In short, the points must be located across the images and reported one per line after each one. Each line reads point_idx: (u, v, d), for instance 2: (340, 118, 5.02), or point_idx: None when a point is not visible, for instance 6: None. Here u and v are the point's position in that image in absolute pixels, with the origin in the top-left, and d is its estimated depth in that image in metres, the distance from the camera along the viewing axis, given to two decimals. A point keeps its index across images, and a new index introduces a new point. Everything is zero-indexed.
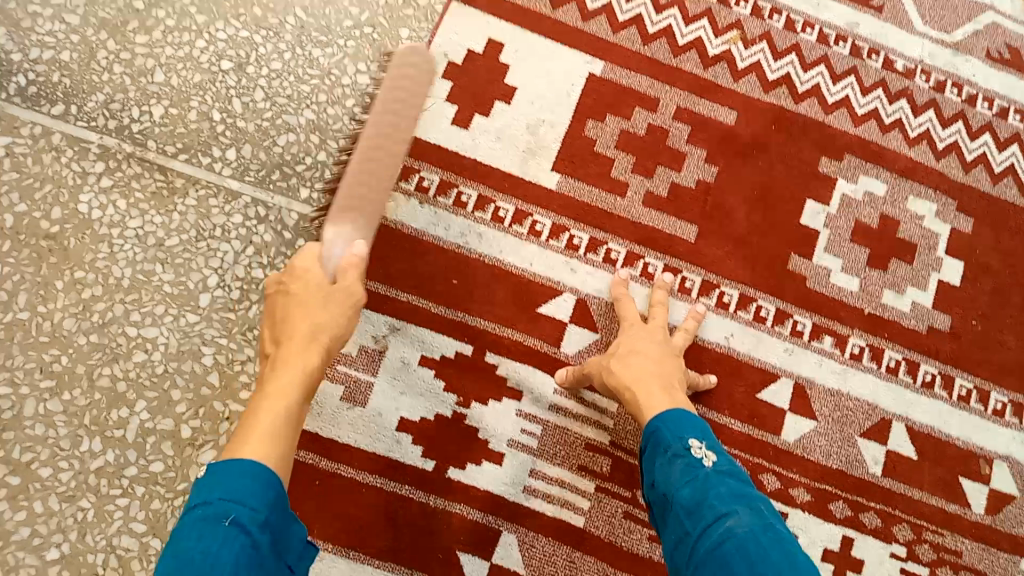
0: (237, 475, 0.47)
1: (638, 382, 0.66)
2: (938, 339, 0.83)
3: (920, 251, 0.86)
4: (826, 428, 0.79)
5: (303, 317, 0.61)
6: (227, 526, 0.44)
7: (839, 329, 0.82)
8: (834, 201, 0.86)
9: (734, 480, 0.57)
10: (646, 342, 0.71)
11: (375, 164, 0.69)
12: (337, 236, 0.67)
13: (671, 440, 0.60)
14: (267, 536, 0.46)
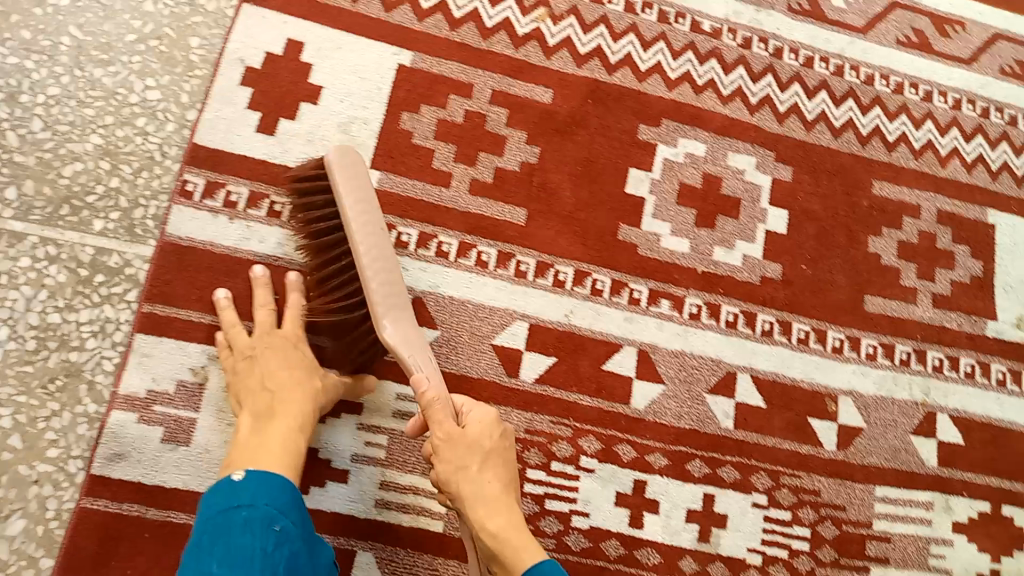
0: (275, 491, 0.56)
1: (511, 535, 0.61)
2: (771, 287, 0.85)
3: (745, 206, 0.88)
4: (673, 390, 0.80)
5: (286, 374, 0.66)
6: (276, 531, 0.53)
7: (675, 291, 0.83)
8: (658, 167, 0.87)
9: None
10: (493, 463, 0.64)
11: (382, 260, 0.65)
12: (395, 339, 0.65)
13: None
14: (302, 546, 0.55)
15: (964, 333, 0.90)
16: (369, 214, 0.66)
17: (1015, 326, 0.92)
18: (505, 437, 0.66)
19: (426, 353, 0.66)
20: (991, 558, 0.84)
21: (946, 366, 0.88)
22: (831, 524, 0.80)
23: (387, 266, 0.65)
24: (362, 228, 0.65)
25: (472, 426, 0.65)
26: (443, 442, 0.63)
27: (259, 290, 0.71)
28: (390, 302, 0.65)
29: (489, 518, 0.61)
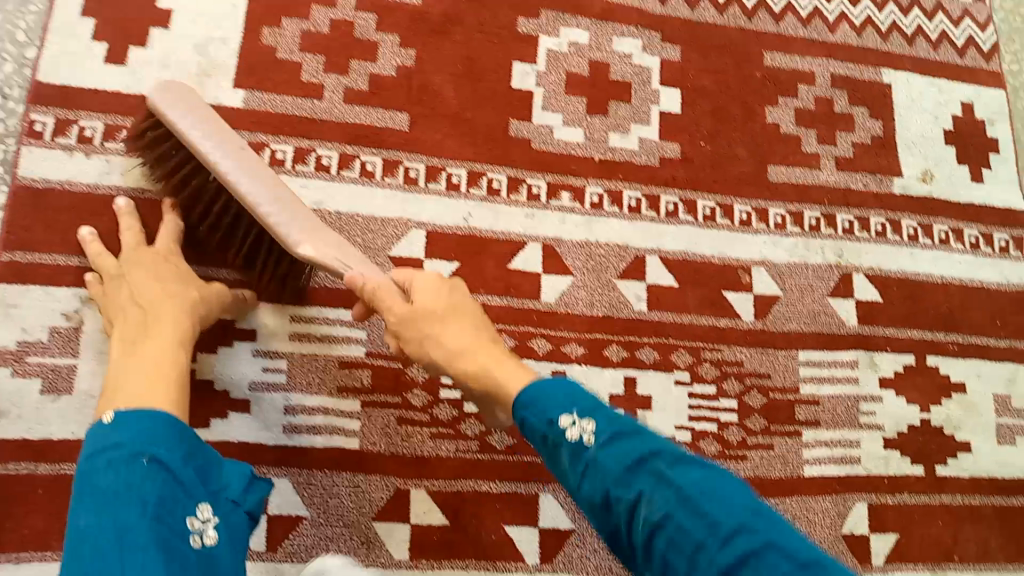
0: (147, 424, 0.50)
1: (489, 366, 0.55)
2: (670, 168, 0.84)
3: (636, 89, 0.86)
4: (582, 280, 0.79)
5: (158, 289, 0.61)
6: (147, 462, 0.48)
7: (574, 182, 0.81)
8: (542, 59, 0.84)
9: (625, 438, 0.45)
10: (453, 317, 0.57)
11: (255, 174, 0.57)
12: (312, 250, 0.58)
13: (544, 426, 0.48)
14: (189, 471, 0.49)
15: (871, 193, 0.89)
16: (222, 135, 0.58)
17: (921, 180, 0.92)
18: (456, 290, 0.59)
19: (352, 251, 0.59)
20: (920, 410, 0.84)
21: (856, 227, 0.88)
22: (757, 393, 0.80)
23: (268, 177, 0.58)
24: (218, 152, 0.57)
25: (416, 293, 0.58)
26: (398, 323, 0.57)
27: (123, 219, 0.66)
28: (284, 212, 0.57)
29: (469, 368, 0.56)
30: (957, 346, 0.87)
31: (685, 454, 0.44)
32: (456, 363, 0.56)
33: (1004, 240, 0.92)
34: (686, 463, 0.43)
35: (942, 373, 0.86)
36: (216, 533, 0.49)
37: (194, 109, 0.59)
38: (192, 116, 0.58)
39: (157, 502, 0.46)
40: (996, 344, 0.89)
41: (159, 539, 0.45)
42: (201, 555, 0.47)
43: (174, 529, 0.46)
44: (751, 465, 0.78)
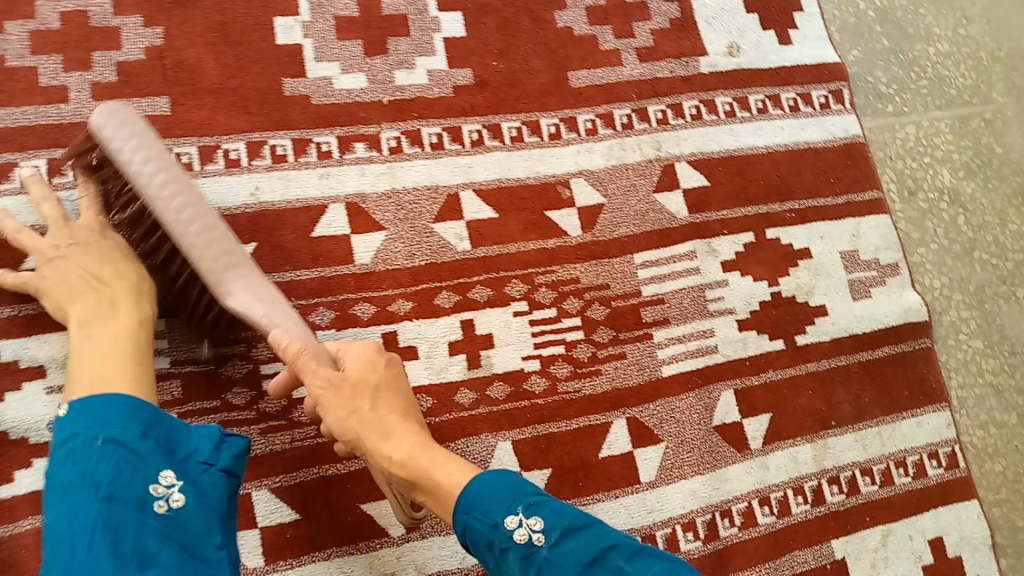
0: (106, 407, 0.53)
1: (417, 455, 0.56)
2: (466, 95, 0.80)
3: (413, 20, 0.81)
4: (397, 231, 0.76)
5: (100, 270, 0.60)
6: (100, 445, 0.51)
7: (366, 131, 0.77)
8: (305, 8, 0.78)
9: (574, 534, 0.49)
10: (384, 396, 0.59)
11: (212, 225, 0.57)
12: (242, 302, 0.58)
13: (489, 531, 0.51)
14: (147, 444, 0.52)
15: (678, 78, 0.86)
16: (166, 175, 0.56)
17: (728, 55, 0.89)
18: (392, 367, 0.61)
19: (281, 303, 0.60)
20: (770, 284, 0.83)
21: (670, 116, 0.85)
22: (599, 306, 0.79)
23: (207, 222, 0.57)
24: (171, 196, 0.55)
25: (351, 365, 0.59)
26: (323, 390, 0.57)
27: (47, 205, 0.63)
28: (224, 266, 0.58)
29: (394, 454, 0.56)
30: (795, 213, 0.86)
31: (642, 547, 0.48)
32: (382, 440, 0.57)
33: (823, 95, 0.90)
34: (644, 556, 0.47)
35: (785, 243, 0.84)
36: (183, 496, 0.51)
37: (143, 137, 0.56)
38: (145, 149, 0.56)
39: (111, 481, 0.49)
40: (832, 203, 0.87)
41: (107, 516, 0.48)
42: (165, 520, 0.49)
43: (127, 501, 0.49)
44: (606, 378, 0.77)
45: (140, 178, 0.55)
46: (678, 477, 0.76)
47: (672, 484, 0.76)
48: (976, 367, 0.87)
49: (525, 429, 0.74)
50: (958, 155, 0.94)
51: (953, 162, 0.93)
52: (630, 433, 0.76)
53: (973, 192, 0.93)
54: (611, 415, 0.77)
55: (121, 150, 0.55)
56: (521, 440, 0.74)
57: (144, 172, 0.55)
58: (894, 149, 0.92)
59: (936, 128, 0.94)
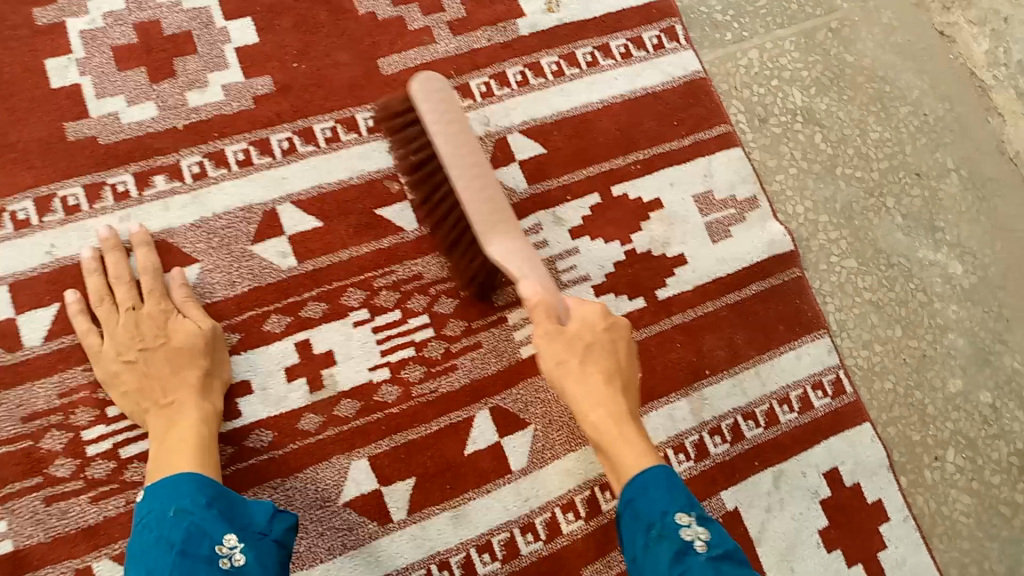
0: (171, 486, 0.57)
1: (618, 430, 0.57)
2: (269, 104, 0.76)
3: (199, 35, 0.77)
4: (214, 260, 0.72)
5: (161, 364, 0.65)
6: (173, 513, 0.55)
7: (165, 162, 0.73)
8: (78, 45, 0.75)
9: (732, 562, 0.51)
10: (597, 360, 0.60)
11: (484, 183, 0.60)
12: (502, 252, 0.59)
13: (653, 515, 0.53)
14: (212, 510, 0.55)
15: (496, 45, 0.83)
16: (468, 148, 0.60)
17: (546, 11, 0.85)
18: (612, 331, 0.62)
19: (535, 259, 0.61)
20: (623, 244, 0.80)
21: (494, 87, 0.81)
22: (447, 299, 0.75)
23: (485, 179, 0.60)
24: (453, 149, 0.59)
25: (574, 321, 0.60)
26: (543, 339, 0.59)
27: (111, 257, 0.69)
28: (491, 222, 0.59)
29: (592, 416, 0.59)
30: (641, 165, 0.82)
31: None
32: (587, 406, 0.58)
33: (654, 37, 0.86)
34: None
35: (634, 198, 0.81)
36: (245, 556, 0.53)
37: (448, 108, 0.60)
38: (447, 116, 0.60)
39: (183, 542, 0.52)
40: (680, 147, 0.83)
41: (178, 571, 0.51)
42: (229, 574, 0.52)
43: (200, 560, 0.51)
44: (464, 372, 0.73)
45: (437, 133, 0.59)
46: (551, 458, 0.73)
47: (545, 466, 0.73)
48: (853, 286, 0.83)
49: (381, 441, 0.70)
50: (807, 72, 0.90)
51: (803, 79, 0.90)
52: (496, 423, 0.73)
53: (828, 107, 0.89)
54: (473, 408, 0.73)
55: (431, 112, 0.60)
56: (379, 454, 0.70)
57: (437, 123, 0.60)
58: (738, 78, 0.88)
59: (780, 48, 0.90)
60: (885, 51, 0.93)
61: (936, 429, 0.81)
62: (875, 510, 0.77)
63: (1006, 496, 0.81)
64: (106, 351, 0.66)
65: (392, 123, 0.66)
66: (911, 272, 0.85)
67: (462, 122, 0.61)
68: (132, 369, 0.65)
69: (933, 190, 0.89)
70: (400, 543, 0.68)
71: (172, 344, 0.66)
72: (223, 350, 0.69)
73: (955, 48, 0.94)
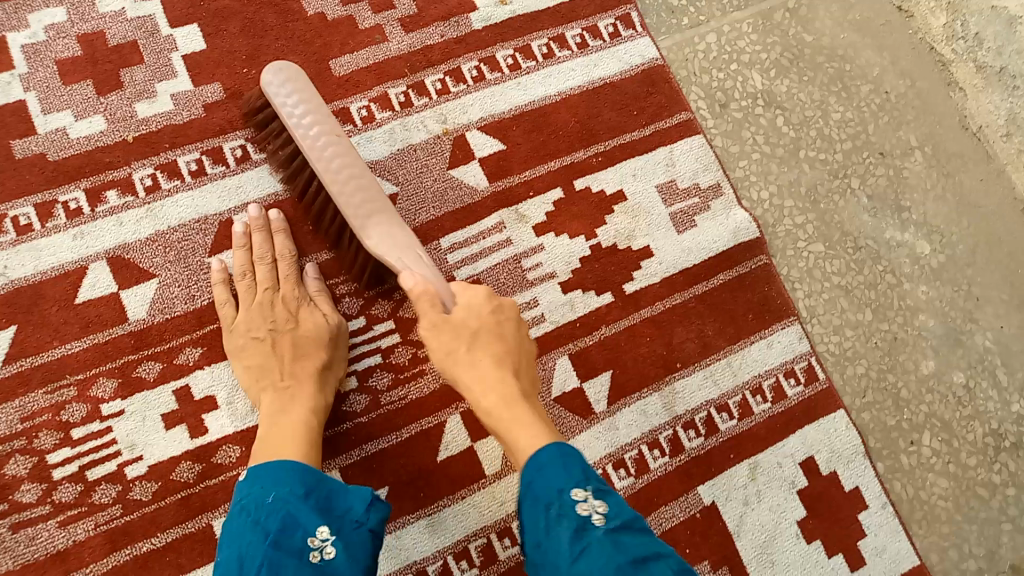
0: (272, 472, 0.57)
1: (513, 406, 0.56)
2: (220, 112, 0.75)
3: (145, 44, 0.76)
4: (172, 275, 0.71)
5: (293, 344, 0.68)
6: (270, 500, 0.55)
7: (116, 176, 0.72)
8: (20, 60, 0.73)
9: (633, 532, 0.48)
10: (484, 343, 0.60)
11: (359, 173, 0.63)
12: (379, 243, 0.62)
13: (551, 494, 0.50)
14: (311, 501, 0.55)
15: (450, 41, 0.82)
16: (332, 141, 0.63)
17: (499, 3, 0.83)
18: (497, 313, 0.62)
19: (414, 250, 0.63)
20: (587, 238, 0.79)
21: (450, 83, 0.81)
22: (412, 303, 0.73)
23: (354, 170, 0.63)
24: (317, 146, 0.63)
25: (458, 307, 0.61)
26: (427, 326, 0.60)
27: (256, 237, 0.71)
28: (365, 210, 0.63)
29: (487, 400, 0.58)
30: (603, 157, 0.81)
31: (684, 565, 0.47)
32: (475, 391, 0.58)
33: (610, 25, 0.85)
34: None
35: (597, 191, 0.80)
36: (335, 549, 0.52)
37: (306, 98, 0.64)
38: (303, 111, 0.64)
39: (277, 530, 0.52)
40: (641, 137, 0.83)
41: (270, 560, 0.50)
42: (317, 569, 0.51)
43: (289, 551, 0.51)
44: (433, 377, 0.72)
45: (299, 131, 0.63)
46: None
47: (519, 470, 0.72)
48: (821, 271, 0.83)
49: (352, 452, 0.69)
50: (766, 54, 0.89)
51: (762, 62, 0.89)
52: (468, 427, 0.72)
53: (789, 89, 0.89)
54: (444, 414, 0.72)
55: (285, 104, 0.64)
56: (349, 465, 0.69)
57: (298, 120, 0.63)
58: (697, 63, 0.87)
59: (738, 31, 0.89)
60: (844, 29, 0.92)
61: (910, 414, 0.81)
62: (853, 498, 0.77)
63: (983, 477, 0.81)
64: (240, 323, 0.68)
65: (258, 121, 0.71)
66: (879, 254, 0.85)
67: (327, 120, 0.64)
68: (259, 346, 0.68)
69: (897, 168, 0.89)
70: None
71: (299, 332, 0.68)
72: (344, 347, 0.70)
73: (915, 22, 0.93)
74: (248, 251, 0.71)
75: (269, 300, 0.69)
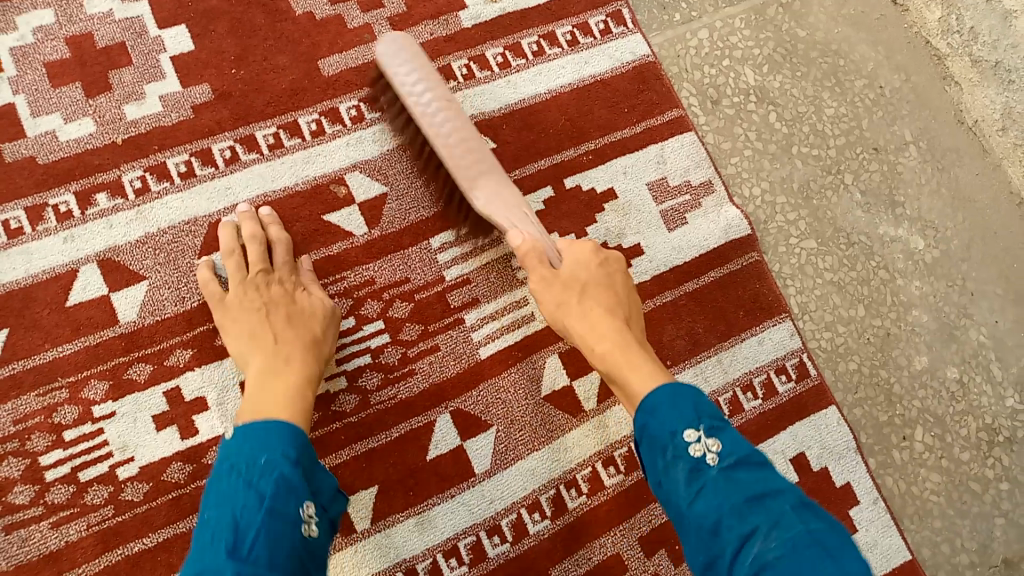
0: (262, 433, 0.56)
1: (621, 348, 0.60)
2: (209, 113, 0.75)
3: (133, 45, 0.76)
4: (162, 277, 0.71)
5: (286, 316, 0.67)
6: (262, 463, 0.53)
7: (106, 178, 0.72)
8: (9, 63, 0.73)
9: (747, 468, 0.50)
10: (595, 294, 0.63)
11: (464, 134, 0.63)
12: (488, 201, 0.63)
13: (665, 437, 0.52)
14: (298, 469, 0.54)
15: (440, 39, 0.81)
16: (439, 101, 0.64)
17: (489, 1, 0.83)
18: (605, 267, 0.65)
19: (524, 208, 0.64)
20: (577, 236, 0.79)
21: None
22: (401, 302, 0.74)
23: (459, 126, 0.63)
24: (425, 106, 0.63)
25: (567, 262, 0.64)
26: (538, 282, 0.63)
27: (246, 222, 0.72)
28: (479, 169, 0.63)
29: (598, 347, 0.61)
30: (592, 155, 0.81)
31: (803, 498, 0.49)
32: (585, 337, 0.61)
33: (600, 22, 0.85)
34: (808, 510, 0.47)
35: (587, 189, 0.80)
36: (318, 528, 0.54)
37: (410, 62, 0.64)
38: (409, 67, 0.64)
39: (273, 497, 0.51)
40: (632, 134, 0.82)
41: (267, 529, 0.49)
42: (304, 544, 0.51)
43: (286, 520, 0.50)
44: (422, 377, 0.72)
45: (411, 98, 0.63)
46: (515, 459, 0.72)
47: (508, 469, 0.72)
48: (813, 268, 0.83)
49: (342, 452, 0.70)
50: (758, 49, 0.89)
51: (754, 58, 0.88)
52: (457, 426, 0.72)
53: (782, 85, 0.88)
54: (434, 413, 0.72)
55: (397, 72, 0.64)
56: (339, 465, 0.69)
57: (409, 85, 0.63)
58: (688, 60, 0.87)
59: (730, 26, 0.89)
60: (838, 23, 0.92)
61: (902, 408, 0.81)
62: (845, 493, 0.77)
63: (975, 472, 0.81)
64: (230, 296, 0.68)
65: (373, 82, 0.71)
66: (872, 250, 0.84)
67: (433, 82, 0.64)
68: (252, 317, 0.67)
69: (891, 163, 0.88)
70: (365, 554, 0.68)
71: (293, 306, 0.68)
72: (335, 330, 0.70)
73: (908, 17, 0.93)
74: (237, 234, 0.71)
75: (260, 276, 0.69)
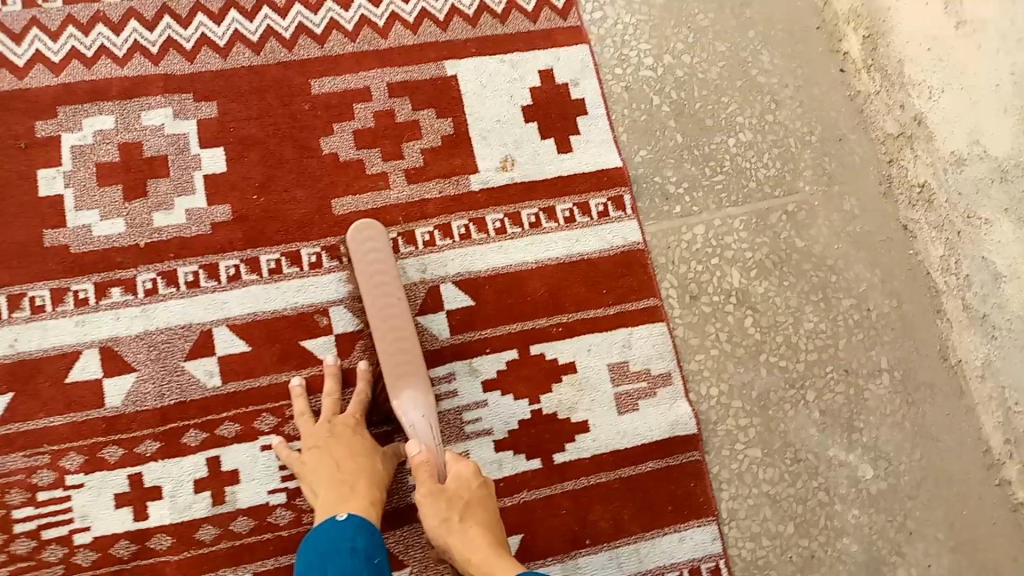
0: (324, 534, 0.67)
1: (490, 556, 0.66)
2: (225, 232, 0.84)
3: (174, 159, 0.86)
4: (150, 373, 0.80)
5: (352, 456, 0.75)
6: (351, 554, 0.64)
7: (122, 275, 0.82)
8: (67, 159, 0.85)
9: None
10: (472, 511, 0.71)
11: (399, 330, 0.77)
12: (406, 404, 0.75)
13: None
14: (363, 542, 0.65)
15: (447, 198, 0.89)
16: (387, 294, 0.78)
17: (501, 168, 0.91)
18: (485, 487, 0.74)
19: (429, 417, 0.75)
20: (530, 402, 0.84)
21: (437, 236, 0.87)
22: None
23: (398, 329, 0.77)
24: (374, 303, 0.77)
25: (450, 480, 0.73)
26: (426, 497, 0.71)
27: (328, 381, 0.81)
28: (401, 368, 0.76)
29: (473, 555, 0.67)
30: (563, 327, 0.87)
31: None
32: (466, 544, 0.68)
33: (600, 204, 0.91)
34: None
35: (550, 358, 0.86)
36: None
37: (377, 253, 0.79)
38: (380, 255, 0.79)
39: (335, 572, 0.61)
40: (604, 314, 0.88)
41: None
42: None
43: None
44: None
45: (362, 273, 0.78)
46: None
47: None
48: (752, 477, 0.86)
49: (268, 560, 0.77)
50: (750, 254, 0.93)
51: (744, 261, 0.92)
52: None
53: (765, 292, 0.92)
54: None
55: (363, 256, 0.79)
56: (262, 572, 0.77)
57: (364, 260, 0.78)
58: (676, 253, 0.91)
59: (727, 226, 0.93)
60: (840, 239, 0.94)
61: None
62: None
63: None
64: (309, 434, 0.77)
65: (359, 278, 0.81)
66: (817, 470, 0.87)
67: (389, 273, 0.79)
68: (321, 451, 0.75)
69: (858, 388, 0.90)
70: None
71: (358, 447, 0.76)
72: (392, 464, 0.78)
73: (915, 244, 0.95)
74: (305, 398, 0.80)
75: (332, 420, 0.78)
